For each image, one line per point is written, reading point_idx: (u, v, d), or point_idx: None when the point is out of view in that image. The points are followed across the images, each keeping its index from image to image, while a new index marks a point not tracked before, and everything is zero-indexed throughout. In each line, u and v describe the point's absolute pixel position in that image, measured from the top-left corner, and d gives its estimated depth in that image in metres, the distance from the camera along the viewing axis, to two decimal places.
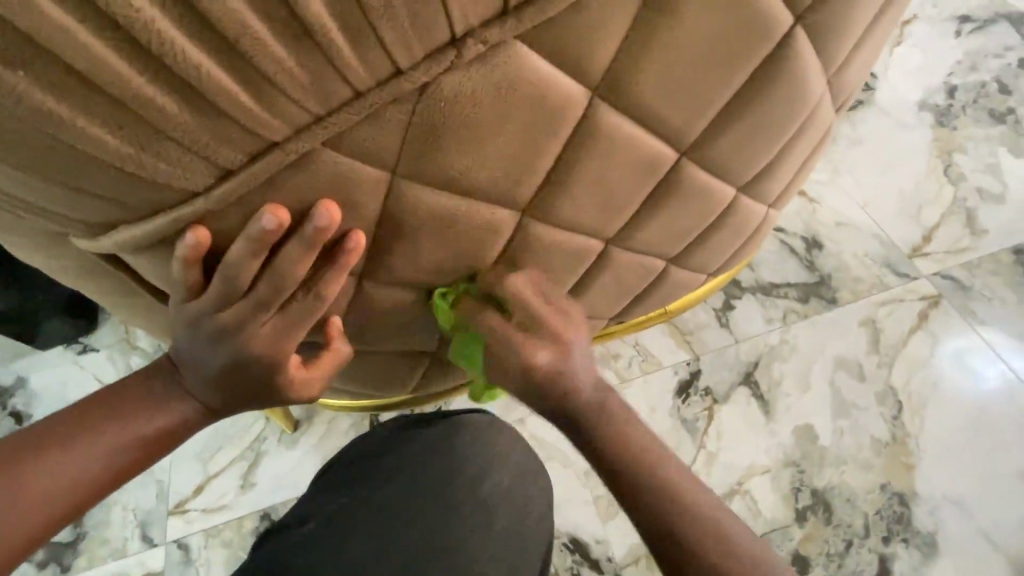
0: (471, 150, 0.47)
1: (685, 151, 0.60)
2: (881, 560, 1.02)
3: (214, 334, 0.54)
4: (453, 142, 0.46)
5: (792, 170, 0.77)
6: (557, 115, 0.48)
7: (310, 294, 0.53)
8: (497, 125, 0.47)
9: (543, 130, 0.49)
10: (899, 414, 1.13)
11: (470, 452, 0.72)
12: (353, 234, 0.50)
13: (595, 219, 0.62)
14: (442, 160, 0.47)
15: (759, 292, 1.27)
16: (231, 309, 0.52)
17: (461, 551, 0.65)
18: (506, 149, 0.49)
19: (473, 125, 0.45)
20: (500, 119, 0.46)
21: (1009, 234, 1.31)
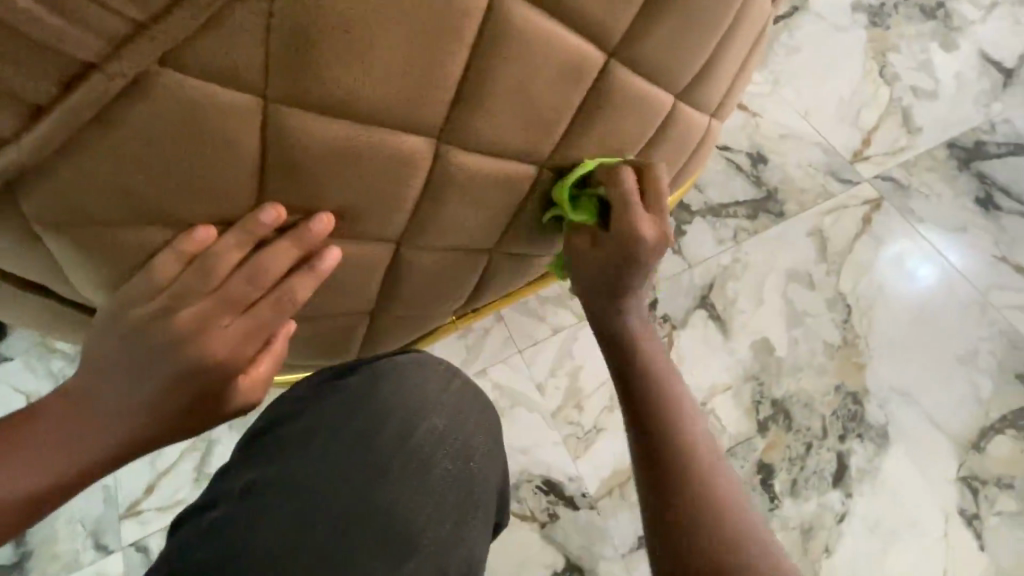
0: (352, 60, 0.41)
1: (612, 52, 0.54)
2: (839, 458, 1.04)
3: (168, 341, 0.51)
4: (326, 50, 0.39)
5: (731, 73, 0.73)
6: (451, 10, 0.42)
7: (284, 295, 0.54)
8: (376, 26, 0.40)
9: (435, 31, 0.42)
10: (848, 318, 1.15)
11: (394, 399, 0.65)
12: (265, 206, 0.48)
13: (525, 142, 0.56)
14: (322, 77, 0.41)
15: (709, 214, 1.25)
16: (194, 306, 0.51)
17: (394, 510, 0.60)
18: (396, 59, 0.42)
19: (344, 24, 0.39)
20: (377, 16, 0.39)
21: (943, 128, 1.32)
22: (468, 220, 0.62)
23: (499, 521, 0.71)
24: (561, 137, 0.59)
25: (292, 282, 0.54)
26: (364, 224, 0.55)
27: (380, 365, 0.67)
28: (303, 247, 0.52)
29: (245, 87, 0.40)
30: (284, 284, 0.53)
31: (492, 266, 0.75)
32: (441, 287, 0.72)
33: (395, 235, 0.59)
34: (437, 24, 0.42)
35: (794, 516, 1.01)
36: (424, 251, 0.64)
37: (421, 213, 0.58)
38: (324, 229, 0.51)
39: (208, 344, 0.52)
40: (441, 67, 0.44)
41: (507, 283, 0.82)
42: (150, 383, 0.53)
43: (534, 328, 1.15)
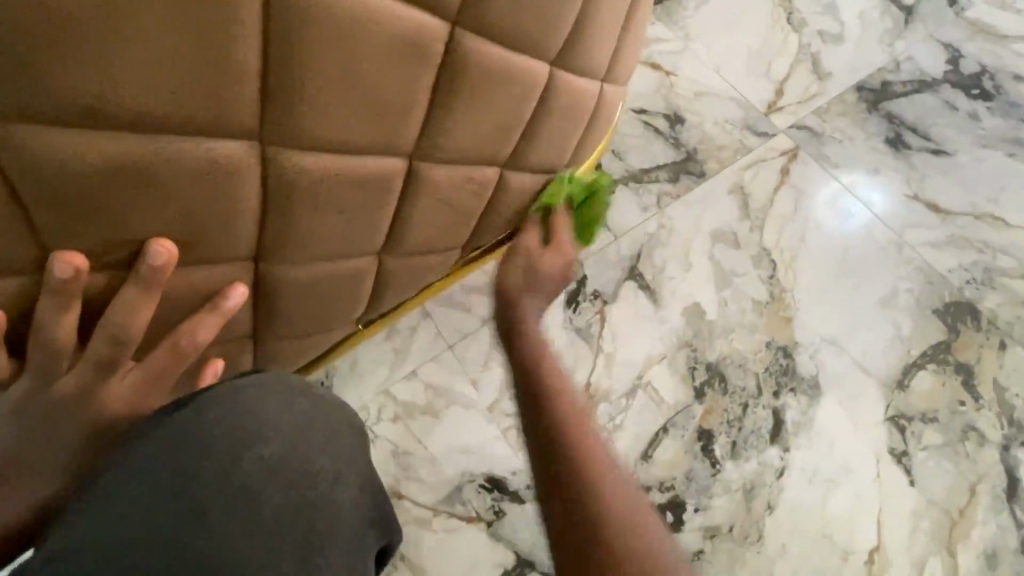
0: (97, 58, 0.35)
1: (457, 21, 0.48)
2: (775, 414, 1.04)
3: (57, 407, 0.49)
4: (56, 51, 0.33)
5: (612, 33, 0.67)
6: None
7: (178, 342, 0.52)
8: (114, 14, 0.34)
9: (200, 15, 0.36)
10: (773, 273, 1.14)
11: (222, 430, 0.51)
12: (56, 261, 0.40)
13: (374, 133, 0.49)
14: (58, 83, 0.34)
15: (630, 181, 1.21)
16: (69, 376, 0.48)
17: (212, 560, 0.47)
18: (157, 51, 0.36)
19: (70, 17, 0.33)
20: (113, 3, 0.34)
21: (852, 71, 1.32)
22: (337, 224, 0.55)
23: (385, 541, 0.60)
24: (420, 125, 0.53)
25: (185, 330, 0.52)
26: (201, 247, 0.47)
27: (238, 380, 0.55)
28: (153, 290, 0.45)
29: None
30: (177, 331, 0.52)
31: (383, 270, 0.69)
32: (328, 300, 0.66)
33: (247, 254, 0.52)
34: (191, 3, 0.35)
35: (736, 477, 1.01)
36: (290, 267, 0.57)
37: (270, 227, 0.51)
38: (165, 256, 0.43)
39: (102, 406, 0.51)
40: (224, 54, 0.38)
41: (408, 285, 0.76)
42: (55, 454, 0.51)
43: (463, 321, 1.10)
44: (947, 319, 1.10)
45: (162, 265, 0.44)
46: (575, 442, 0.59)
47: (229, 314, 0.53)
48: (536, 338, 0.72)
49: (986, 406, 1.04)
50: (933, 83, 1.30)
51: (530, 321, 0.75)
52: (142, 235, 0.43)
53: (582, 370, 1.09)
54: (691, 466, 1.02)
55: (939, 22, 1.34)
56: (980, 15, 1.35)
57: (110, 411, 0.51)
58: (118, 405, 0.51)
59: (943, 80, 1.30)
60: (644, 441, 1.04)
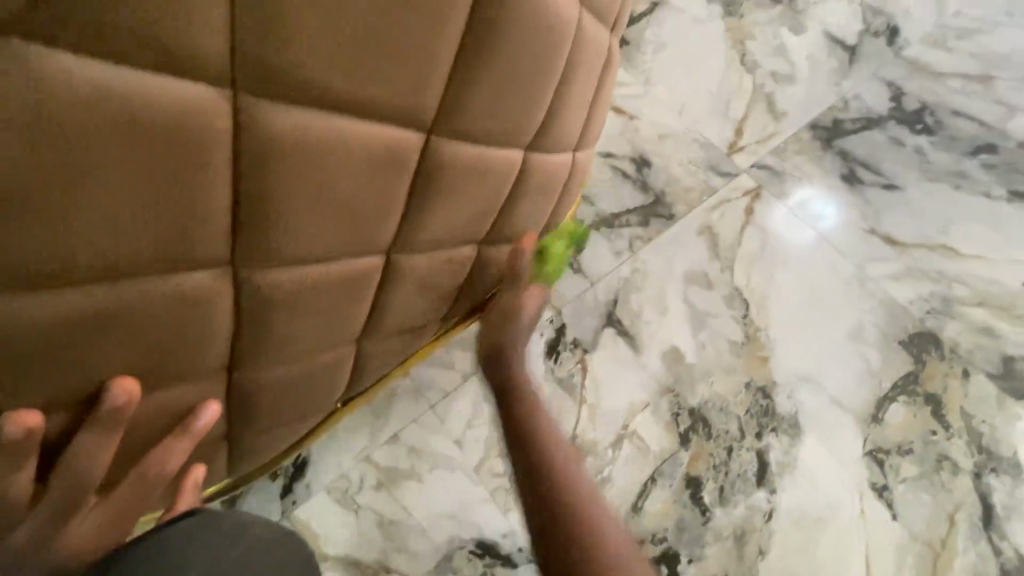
0: (55, 218, 0.33)
1: (432, 129, 0.48)
2: (759, 456, 1.05)
3: (16, 557, 0.47)
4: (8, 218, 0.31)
5: (582, 109, 0.68)
6: (181, 135, 0.34)
7: (145, 472, 0.51)
8: (73, 174, 0.32)
9: (167, 163, 0.35)
10: (747, 312, 1.17)
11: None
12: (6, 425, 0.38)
13: (350, 242, 0.48)
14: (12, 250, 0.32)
15: (602, 226, 1.22)
16: (27, 526, 0.47)
17: None
18: (121, 203, 0.34)
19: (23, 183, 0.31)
20: (72, 167, 0.32)
21: (805, 110, 1.38)
22: (314, 327, 0.54)
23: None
24: (397, 227, 0.52)
25: (153, 458, 0.51)
26: (172, 373, 0.45)
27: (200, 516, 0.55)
28: (116, 430, 0.43)
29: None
30: (142, 461, 0.51)
31: (362, 354, 0.67)
32: (306, 393, 0.63)
33: (221, 367, 0.50)
34: (157, 158, 0.34)
35: (726, 523, 1.01)
36: (266, 372, 0.54)
37: (244, 340, 0.49)
38: (129, 396, 0.42)
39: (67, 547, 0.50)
40: (194, 196, 0.37)
41: (389, 361, 0.73)
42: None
43: (445, 379, 1.08)
44: (913, 350, 1.14)
45: (124, 405, 0.42)
46: (560, 457, 0.69)
47: (201, 432, 0.51)
48: (528, 409, 0.75)
49: (956, 433, 1.07)
50: (880, 120, 1.36)
51: (530, 395, 0.76)
52: (108, 373, 0.41)
53: (566, 423, 1.08)
54: (681, 516, 1.02)
55: (881, 61, 1.42)
56: (919, 53, 1.43)
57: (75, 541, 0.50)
58: (83, 541, 0.50)
59: (888, 117, 1.37)
60: (633, 492, 1.03)
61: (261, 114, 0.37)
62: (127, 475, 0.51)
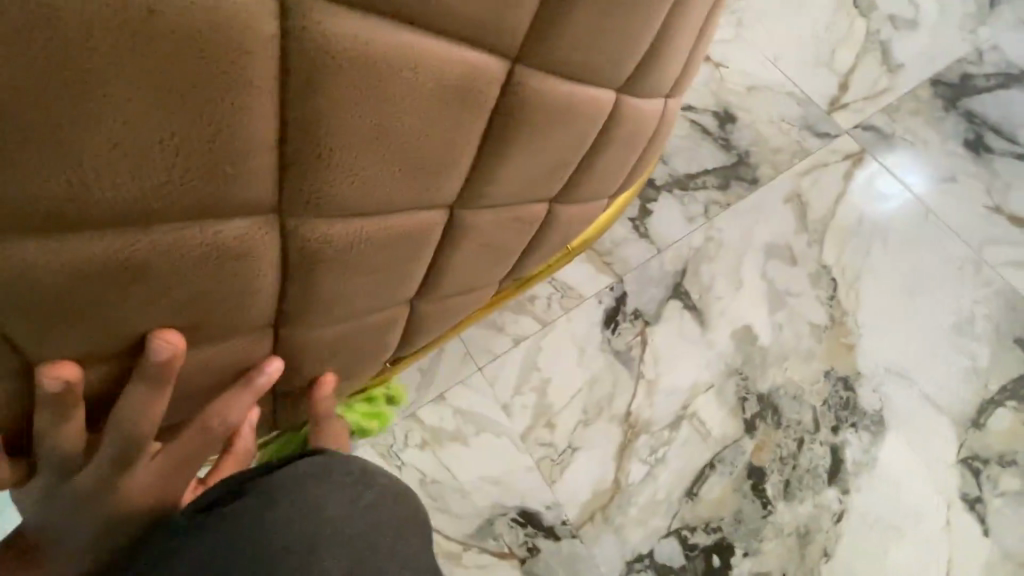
0: (67, 147, 0.27)
1: (516, 56, 0.39)
2: (834, 451, 0.96)
3: (76, 497, 0.46)
4: (11, 144, 0.26)
5: (687, 46, 0.57)
6: (213, 52, 0.27)
7: (205, 426, 0.49)
8: (85, 93, 0.26)
9: (197, 87, 0.28)
10: (834, 293, 1.04)
11: (286, 527, 0.49)
12: (43, 377, 0.35)
13: (412, 190, 0.41)
14: (24, 178, 0.27)
15: (675, 188, 1.10)
16: (91, 466, 0.45)
17: None
18: (145, 134, 0.28)
19: (26, 102, 0.25)
20: (90, 82, 0.26)
21: (928, 63, 1.18)
22: (368, 286, 0.48)
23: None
24: (466, 176, 0.45)
25: (215, 411, 0.48)
26: (215, 330, 0.41)
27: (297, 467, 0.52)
28: (162, 386, 0.39)
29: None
30: (204, 414, 0.49)
31: (415, 315, 0.61)
32: (355, 354, 0.58)
33: (266, 322, 0.45)
34: (193, 77, 0.28)
35: (789, 520, 0.94)
36: (314, 330, 0.50)
37: (289, 296, 0.43)
38: (175, 350, 0.38)
39: (131, 492, 0.47)
40: (230, 130, 0.30)
41: (443, 324, 0.68)
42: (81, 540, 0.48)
43: (494, 342, 1.02)
44: None
45: (167, 362, 0.38)
46: None
47: (263, 388, 0.49)
48: None
49: None
50: (1019, 77, 1.16)
51: None
52: (148, 330, 0.37)
53: (621, 398, 1.01)
54: (739, 506, 0.95)
55: None
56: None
57: (135, 496, 0.48)
58: (148, 488, 0.48)
59: None
60: (688, 476, 0.97)
61: (316, 25, 0.29)
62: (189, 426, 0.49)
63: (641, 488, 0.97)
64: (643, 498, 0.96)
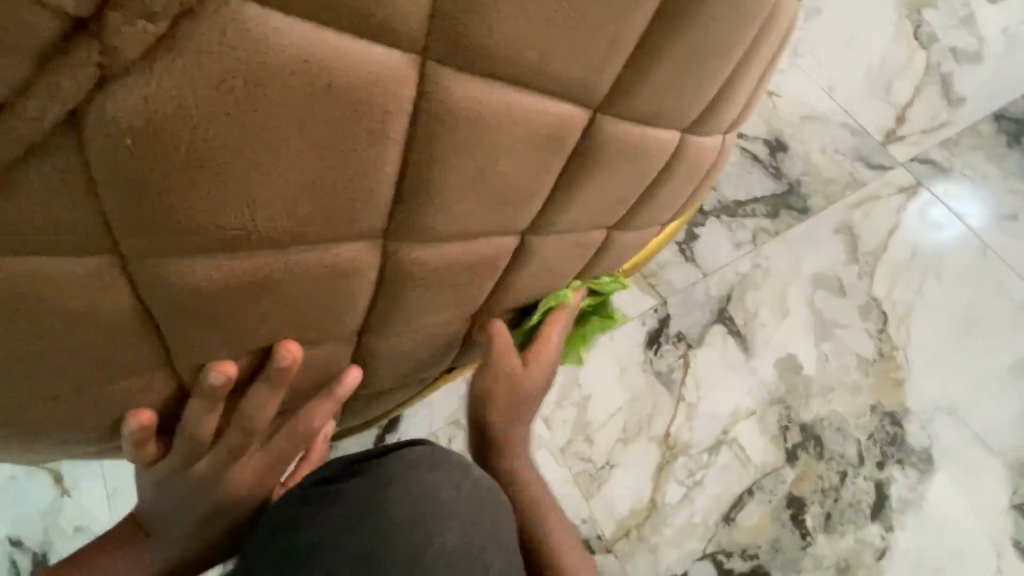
0: (236, 186, 0.31)
1: (599, 107, 0.43)
2: (878, 487, 0.95)
3: (181, 478, 0.52)
4: (194, 184, 0.30)
5: (750, 89, 0.60)
6: (360, 104, 0.32)
7: (296, 423, 0.56)
8: (257, 142, 0.30)
9: (345, 139, 0.32)
10: (884, 327, 1.04)
11: (401, 505, 0.54)
12: (210, 372, 0.42)
13: (496, 220, 0.46)
14: (200, 215, 0.32)
15: (724, 214, 1.12)
16: (206, 459, 0.52)
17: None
18: (297, 174, 0.33)
19: (210, 150, 0.30)
20: (263, 137, 0.30)
21: (990, 96, 1.16)
22: (444, 302, 0.53)
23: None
24: (541, 207, 0.49)
25: (303, 416, 0.55)
26: (315, 336, 0.46)
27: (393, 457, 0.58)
28: (283, 384, 0.47)
29: (92, 243, 0.31)
30: (293, 417, 0.56)
31: (476, 329, 0.65)
32: (420, 361, 0.63)
33: (354, 330, 0.50)
34: (343, 131, 0.32)
35: (829, 553, 0.93)
36: (391, 338, 0.55)
37: (377, 308, 0.48)
38: (294, 357, 0.44)
39: (232, 484, 0.55)
40: (363, 172, 0.35)
41: (499, 338, 0.72)
42: (192, 512, 0.56)
43: None
44: None
45: (287, 366, 0.45)
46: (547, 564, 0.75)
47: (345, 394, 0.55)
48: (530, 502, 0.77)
49: None
50: None
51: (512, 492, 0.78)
52: (265, 334, 0.42)
53: (661, 419, 1.03)
54: (778, 535, 0.95)
55: None
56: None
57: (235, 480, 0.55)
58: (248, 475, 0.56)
59: None
60: (726, 502, 0.97)
61: (441, 86, 0.34)
62: (279, 429, 0.56)
63: (677, 509, 0.98)
64: (680, 519, 0.98)
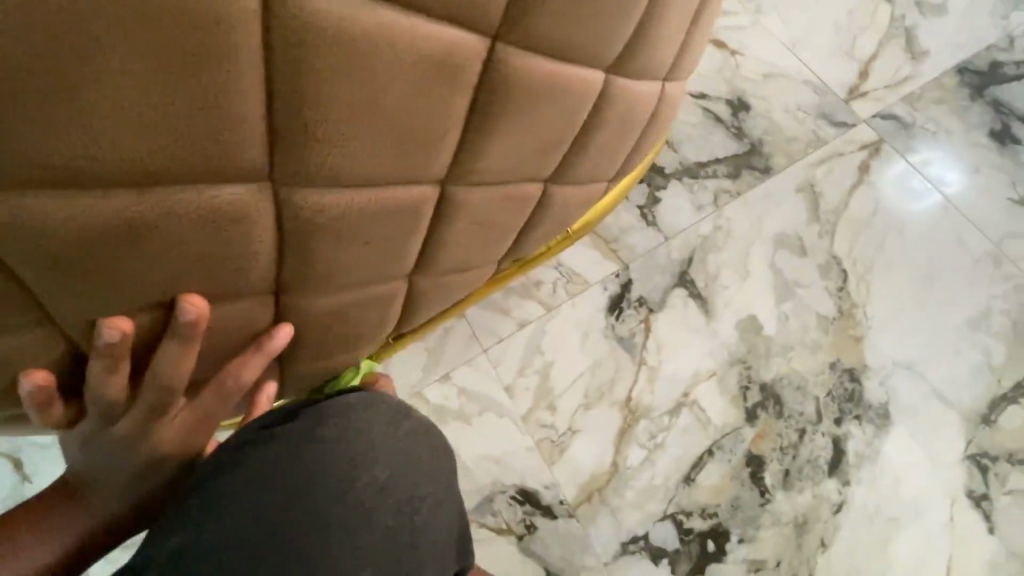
0: (63, 108, 0.30)
1: (497, 34, 0.41)
2: (835, 443, 0.95)
3: (101, 445, 0.51)
4: (12, 104, 0.29)
5: (682, 30, 0.58)
6: (188, 14, 0.30)
7: (224, 384, 0.54)
8: (75, 57, 0.29)
9: (191, 57, 0.31)
10: (843, 284, 1.03)
11: (335, 446, 0.52)
12: (106, 327, 0.40)
13: (401, 163, 0.43)
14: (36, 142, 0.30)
15: (685, 176, 1.10)
16: (124, 422, 0.50)
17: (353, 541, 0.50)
18: (133, 96, 0.31)
19: (28, 67, 0.28)
20: (93, 52, 0.29)
21: (954, 50, 1.14)
22: (365, 257, 0.51)
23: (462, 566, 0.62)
24: (454, 151, 0.47)
25: (231, 373, 0.53)
26: (219, 292, 0.44)
27: (321, 404, 0.56)
28: (196, 342, 0.45)
29: None
30: (220, 377, 0.54)
31: (413, 290, 0.63)
32: (355, 326, 0.61)
33: (266, 288, 0.48)
34: (187, 49, 0.31)
35: (787, 509, 0.94)
36: (313, 299, 0.52)
37: (288, 263, 0.46)
38: (200, 311, 0.42)
39: (157, 448, 0.53)
40: (222, 97, 0.33)
41: (441, 301, 0.70)
42: (114, 479, 0.54)
43: (500, 325, 1.04)
44: None
45: (195, 321, 0.43)
46: None
47: (274, 350, 0.53)
48: None
49: None
50: None
51: None
52: (156, 288, 0.40)
53: (623, 383, 1.02)
54: (737, 493, 0.95)
55: None
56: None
57: (159, 448, 0.53)
58: (175, 441, 0.54)
59: None
60: (687, 463, 0.97)
61: (297, 1, 0.32)
62: (205, 390, 0.54)
63: (639, 472, 0.98)
64: (641, 482, 0.98)
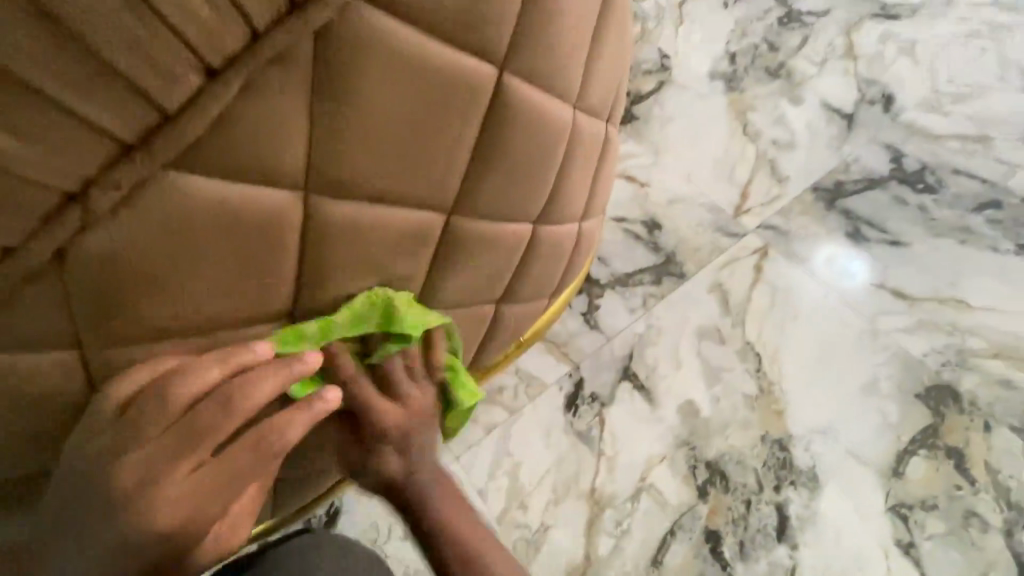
0: (167, 292, 0.46)
1: (453, 212, 0.57)
2: (778, 509, 1.08)
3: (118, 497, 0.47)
4: (137, 294, 0.45)
5: (588, 182, 0.76)
6: (259, 229, 0.46)
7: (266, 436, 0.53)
8: (181, 264, 0.45)
9: (256, 256, 0.48)
10: (760, 366, 1.21)
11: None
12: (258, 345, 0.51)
13: (387, 298, 0.59)
14: (149, 311, 0.47)
15: (617, 285, 1.30)
16: (163, 450, 0.48)
17: None
18: (213, 282, 0.47)
19: (152, 270, 0.44)
20: (195, 259, 0.45)
21: (807, 175, 1.45)
22: (362, 357, 0.63)
23: None
24: (425, 289, 0.63)
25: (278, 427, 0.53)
26: None
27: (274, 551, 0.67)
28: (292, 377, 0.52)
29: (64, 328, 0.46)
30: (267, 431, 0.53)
31: None
32: (348, 432, 0.72)
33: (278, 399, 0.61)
34: (254, 249, 0.47)
35: None
36: None
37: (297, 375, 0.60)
38: (315, 365, 0.53)
39: (160, 498, 0.48)
40: (271, 276, 0.50)
41: None
42: None
43: (469, 432, 1.13)
44: (931, 404, 1.15)
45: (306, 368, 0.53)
46: None
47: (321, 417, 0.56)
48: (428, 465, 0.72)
49: (982, 489, 1.09)
50: (881, 181, 1.42)
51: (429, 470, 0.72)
52: None
53: (586, 476, 1.12)
54: (702, 570, 1.05)
55: (878, 127, 1.49)
56: (921, 149, 1.45)
57: (175, 496, 0.49)
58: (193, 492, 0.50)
59: (889, 178, 1.42)
60: (652, 546, 1.07)
61: (320, 209, 0.48)
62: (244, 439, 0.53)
63: (610, 561, 1.06)
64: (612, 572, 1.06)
